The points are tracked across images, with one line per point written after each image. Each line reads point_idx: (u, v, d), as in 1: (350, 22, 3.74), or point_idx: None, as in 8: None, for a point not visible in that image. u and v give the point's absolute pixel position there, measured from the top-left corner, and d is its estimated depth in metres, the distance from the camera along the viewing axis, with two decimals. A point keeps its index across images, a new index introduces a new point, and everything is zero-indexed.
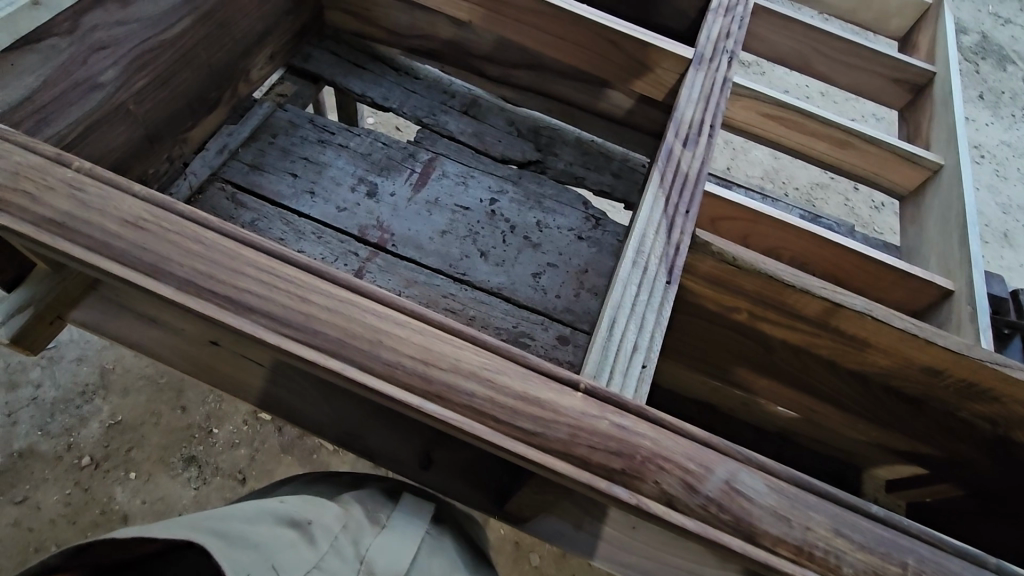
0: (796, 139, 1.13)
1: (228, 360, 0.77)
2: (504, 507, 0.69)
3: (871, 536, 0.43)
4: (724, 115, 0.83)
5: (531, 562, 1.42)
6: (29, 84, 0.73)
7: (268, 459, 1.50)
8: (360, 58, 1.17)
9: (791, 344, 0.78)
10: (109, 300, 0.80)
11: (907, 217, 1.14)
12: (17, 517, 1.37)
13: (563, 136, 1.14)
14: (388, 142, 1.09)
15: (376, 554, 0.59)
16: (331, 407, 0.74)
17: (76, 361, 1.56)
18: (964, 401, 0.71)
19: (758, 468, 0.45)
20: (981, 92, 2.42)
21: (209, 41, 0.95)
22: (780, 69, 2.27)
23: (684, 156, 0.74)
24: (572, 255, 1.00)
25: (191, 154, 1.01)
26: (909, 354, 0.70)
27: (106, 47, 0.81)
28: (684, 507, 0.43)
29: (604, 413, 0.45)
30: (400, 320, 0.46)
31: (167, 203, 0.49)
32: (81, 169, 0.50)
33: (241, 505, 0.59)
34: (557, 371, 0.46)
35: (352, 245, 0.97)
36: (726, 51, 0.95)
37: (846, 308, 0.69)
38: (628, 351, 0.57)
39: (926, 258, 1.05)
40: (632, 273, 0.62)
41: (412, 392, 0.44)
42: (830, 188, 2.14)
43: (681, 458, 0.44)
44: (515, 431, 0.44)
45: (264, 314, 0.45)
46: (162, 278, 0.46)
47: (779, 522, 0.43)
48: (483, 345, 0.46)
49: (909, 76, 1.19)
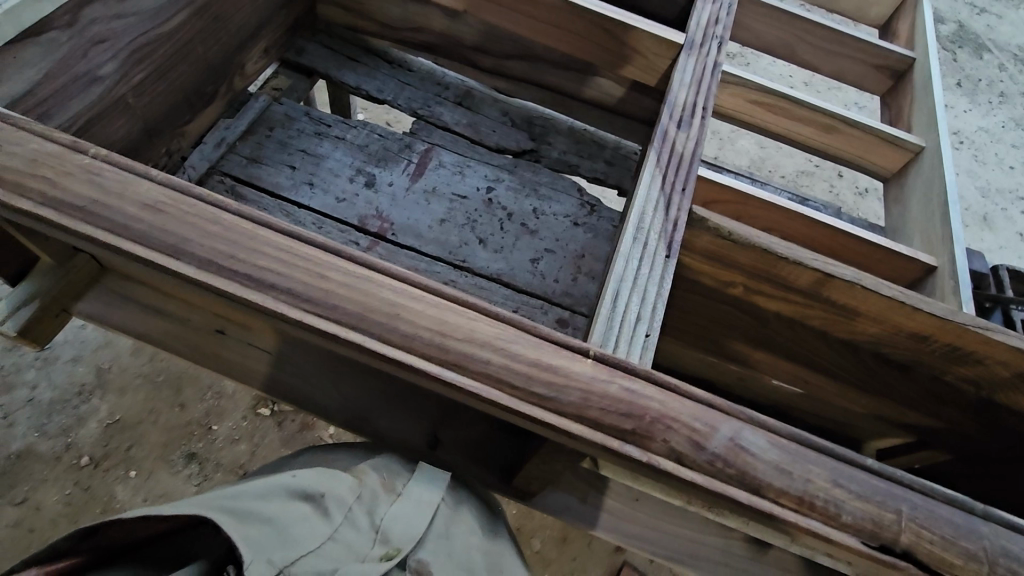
0: (783, 124, 1.17)
1: (234, 347, 0.78)
2: (512, 483, 0.72)
3: (868, 487, 0.46)
4: (715, 97, 0.85)
5: (533, 547, 1.44)
6: (30, 77, 0.74)
7: (268, 453, 1.51)
8: (354, 51, 1.18)
9: (785, 318, 0.80)
10: (114, 292, 0.80)
11: (892, 197, 1.18)
12: (18, 517, 1.37)
13: (555, 126, 1.17)
14: (384, 133, 1.10)
15: (392, 523, 0.60)
16: (338, 393, 0.77)
17: (72, 361, 1.56)
18: (950, 365, 0.75)
19: (761, 427, 0.47)
20: (960, 80, 2.47)
21: (206, 34, 0.95)
22: (764, 59, 2.32)
23: (679, 137, 0.76)
24: (569, 241, 1.03)
25: (189, 147, 1.01)
26: (898, 323, 0.73)
27: (105, 41, 0.81)
28: (692, 463, 0.45)
29: (613, 378, 0.47)
30: (416, 294, 0.48)
31: (185, 187, 0.50)
32: (97, 156, 0.50)
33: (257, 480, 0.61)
34: (567, 340, 0.48)
35: (353, 235, 0.99)
36: (715, 37, 0.96)
37: (836, 278, 0.72)
38: (632, 321, 0.59)
39: (909, 236, 1.09)
40: (634, 248, 0.64)
41: (431, 360, 0.46)
42: (815, 175, 2.19)
43: (687, 418, 0.46)
44: (530, 396, 0.46)
45: (283, 290, 0.47)
46: (183, 258, 0.47)
47: (781, 475, 0.45)
48: (496, 316, 0.48)
49: (890, 63, 1.22)
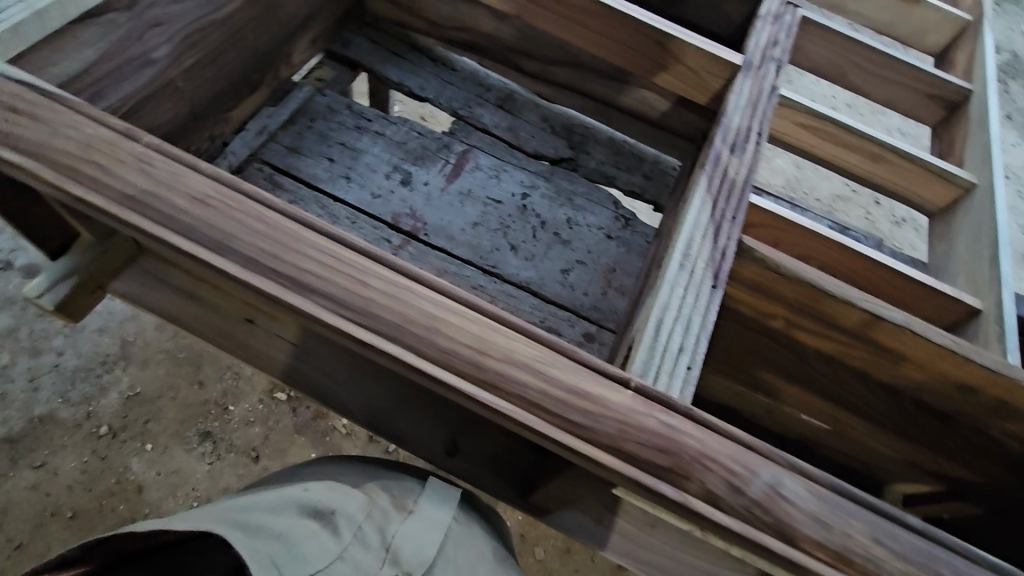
0: (829, 150, 1.13)
1: (262, 338, 0.78)
2: (528, 498, 0.71)
3: (910, 547, 0.44)
4: (771, 123, 0.82)
5: (536, 555, 1.43)
6: (88, 57, 0.74)
7: (282, 438, 1.52)
8: (399, 47, 1.18)
9: (825, 354, 0.78)
10: (149, 272, 0.81)
11: (936, 233, 1.14)
12: (36, 480, 1.40)
13: (595, 134, 1.16)
14: (423, 132, 1.09)
15: (402, 541, 0.62)
16: (360, 392, 0.76)
17: (98, 331, 1.58)
18: (992, 417, 0.72)
19: (802, 474, 0.45)
20: (1010, 112, 2.39)
21: (258, 22, 0.95)
22: (808, 77, 2.27)
23: (731, 163, 0.74)
24: (601, 254, 1.01)
25: (231, 133, 1.01)
26: (943, 369, 0.70)
27: (161, 24, 0.82)
28: (728, 506, 0.43)
29: (652, 411, 0.46)
30: (456, 310, 0.47)
31: (235, 183, 0.50)
32: (150, 144, 0.50)
33: (270, 493, 0.64)
34: (607, 368, 0.47)
35: (385, 232, 0.98)
36: (774, 59, 0.92)
37: (884, 321, 0.69)
38: (674, 352, 0.56)
39: (953, 276, 1.05)
40: (679, 276, 0.62)
41: (466, 379, 0.45)
42: (851, 201, 2.14)
43: (726, 459, 0.45)
44: (565, 423, 0.44)
45: (324, 295, 0.46)
46: (229, 255, 0.47)
47: (820, 527, 0.43)
48: (536, 338, 0.47)
49: (944, 93, 1.19)
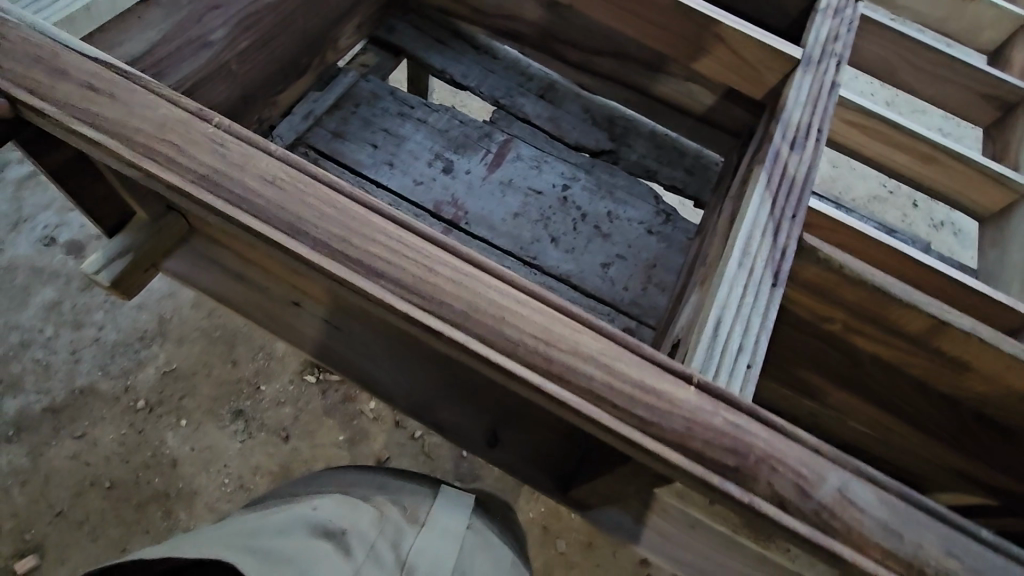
0: (878, 149, 1.11)
1: (307, 321, 0.79)
2: (569, 493, 0.72)
3: (983, 560, 0.43)
4: (831, 119, 0.80)
5: (558, 549, 1.44)
6: (151, 37, 0.79)
7: (311, 420, 1.53)
8: (442, 33, 1.17)
9: (881, 361, 0.77)
10: (199, 253, 0.82)
11: (988, 239, 1.10)
12: (77, 450, 1.44)
13: (638, 128, 1.14)
14: (465, 120, 1.09)
15: (418, 557, 0.64)
16: (403, 378, 0.77)
17: (137, 307, 1.62)
18: None
19: (871, 480, 0.45)
20: None
21: (308, 6, 0.96)
22: (848, 73, 2.21)
23: (791, 159, 0.72)
24: (642, 249, 1.00)
25: (278, 117, 1.02)
26: (1005, 379, 0.69)
27: (218, 8, 0.85)
28: (795, 510, 0.43)
29: (718, 410, 0.45)
30: (521, 300, 0.47)
31: (304, 166, 0.50)
32: (221, 125, 0.51)
33: (278, 515, 0.64)
34: (671, 364, 0.46)
35: (427, 220, 0.99)
36: (835, 54, 0.90)
37: (950, 327, 0.67)
38: (733, 350, 0.56)
39: (1005, 283, 1.02)
40: (739, 274, 0.61)
41: (533, 370, 0.45)
42: (888, 202, 2.09)
43: (793, 462, 0.44)
44: (631, 418, 0.44)
45: (393, 281, 0.47)
46: (299, 238, 0.47)
47: (890, 536, 0.43)
48: (601, 331, 0.47)
49: (1000, 92, 1.13)
